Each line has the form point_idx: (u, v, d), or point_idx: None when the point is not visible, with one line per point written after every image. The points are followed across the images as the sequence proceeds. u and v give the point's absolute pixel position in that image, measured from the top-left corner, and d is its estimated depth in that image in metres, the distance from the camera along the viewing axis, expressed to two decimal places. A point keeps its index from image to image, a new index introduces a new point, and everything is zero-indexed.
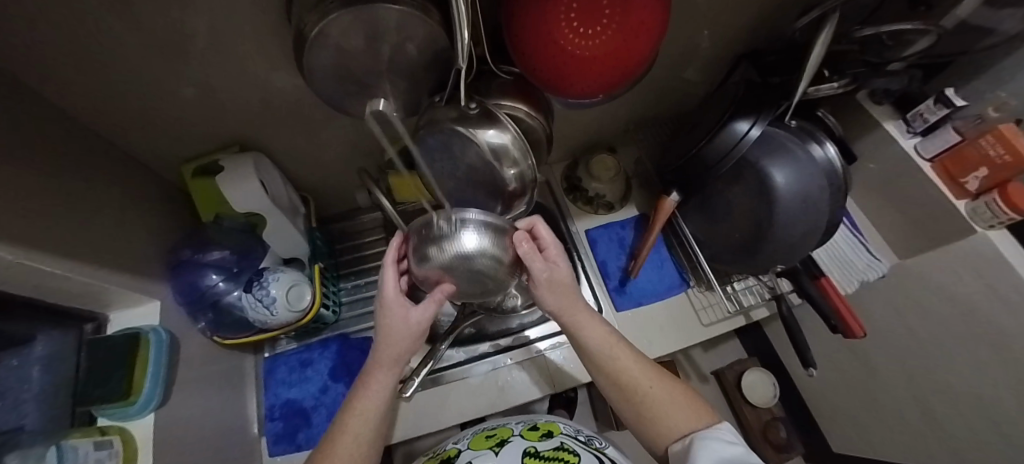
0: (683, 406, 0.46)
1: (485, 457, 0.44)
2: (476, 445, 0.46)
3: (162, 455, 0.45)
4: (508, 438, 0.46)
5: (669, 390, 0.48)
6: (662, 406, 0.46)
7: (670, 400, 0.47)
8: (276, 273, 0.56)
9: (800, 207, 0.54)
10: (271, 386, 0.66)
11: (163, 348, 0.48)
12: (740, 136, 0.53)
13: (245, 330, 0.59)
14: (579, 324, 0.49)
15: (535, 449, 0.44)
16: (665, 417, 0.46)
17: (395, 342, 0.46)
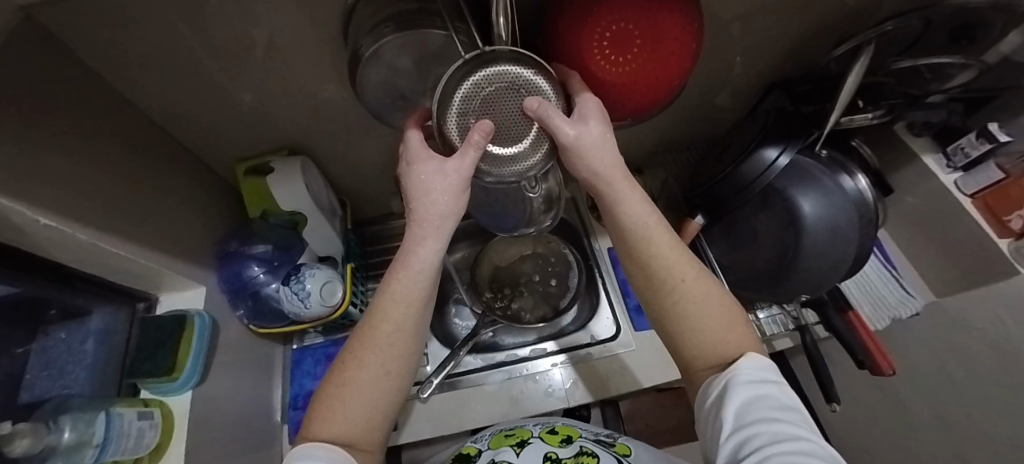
0: (733, 325, 0.39)
1: (507, 455, 0.46)
2: (496, 444, 0.48)
3: (195, 432, 0.48)
4: (527, 439, 0.48)
5: (714, 298, 0.39)
6: (704, 318, 0.38)
7: (715, 312, 0.39)
8: (312, 268, 0.59)
9: (828, 237, 0.54)
10: (296, 377, 0.70)
11: (206, 331, 0.51)
12: (768, 165, 0.53)
13: (279, 321, 0.62)
14: (618, 199, 0.38)
15: (556, 455, 0.45)
16: (706, 331, 0.38)
17: (430, 228, 0.35)
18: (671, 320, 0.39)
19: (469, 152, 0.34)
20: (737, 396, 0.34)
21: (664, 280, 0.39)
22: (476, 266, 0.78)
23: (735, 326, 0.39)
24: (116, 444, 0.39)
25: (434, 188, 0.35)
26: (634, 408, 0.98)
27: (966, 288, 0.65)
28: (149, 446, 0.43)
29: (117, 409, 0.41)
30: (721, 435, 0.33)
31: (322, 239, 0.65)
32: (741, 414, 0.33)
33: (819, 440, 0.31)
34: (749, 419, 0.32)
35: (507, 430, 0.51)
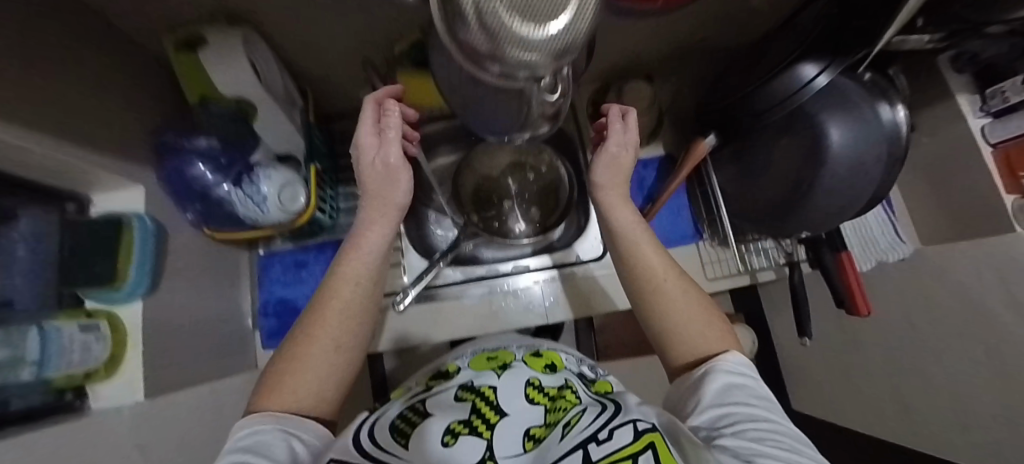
0: (714, 326, 0.42)
1: (487, 377, 0.46)
2: (477, 367, 0.49)
3: (150, 341, 0.45)
4: (509, 363, 0.49)
5: (692, 301, 0.43)
6: (685, 317, 0.42)
7: (692, 311, 0.42)
8: (268, 170, 0.51)
9: (846, 174, 0.48)
10: (265, 283, 0.63)
11: (150, 238, 0.45)
12: (802, 84, 0.46)
13: (236, 226, 0.56)
14: (610, 204, 0.47)
15: (538, 382, 0.44)
16: (682, 328, 0.42)
17: (381, 212, 0.37)
18: (651, 316, 0.44)
19: (387, 129, 0.35)
20: (712, 379, 0.36)
21: (647, 277, 0.44)
22: (458, 175, 0.71)
23: (716, 330, 0.42)
24: (57, 360, 0.35)
25: (383, 167, 0.36)
26: (605, 324, 1.04)
27: (954, 238, 0.64)
28: (98, 360, 0.40)
29: (51, 322, 0.36)
30: (693, 411, 0.36)
31: (281, 134, 0.55)
32: (716, 393, 0.35)
33: (791, 424, 0.33)
34: (724, 400, 0.34)
35: (491, 354, 0.53)
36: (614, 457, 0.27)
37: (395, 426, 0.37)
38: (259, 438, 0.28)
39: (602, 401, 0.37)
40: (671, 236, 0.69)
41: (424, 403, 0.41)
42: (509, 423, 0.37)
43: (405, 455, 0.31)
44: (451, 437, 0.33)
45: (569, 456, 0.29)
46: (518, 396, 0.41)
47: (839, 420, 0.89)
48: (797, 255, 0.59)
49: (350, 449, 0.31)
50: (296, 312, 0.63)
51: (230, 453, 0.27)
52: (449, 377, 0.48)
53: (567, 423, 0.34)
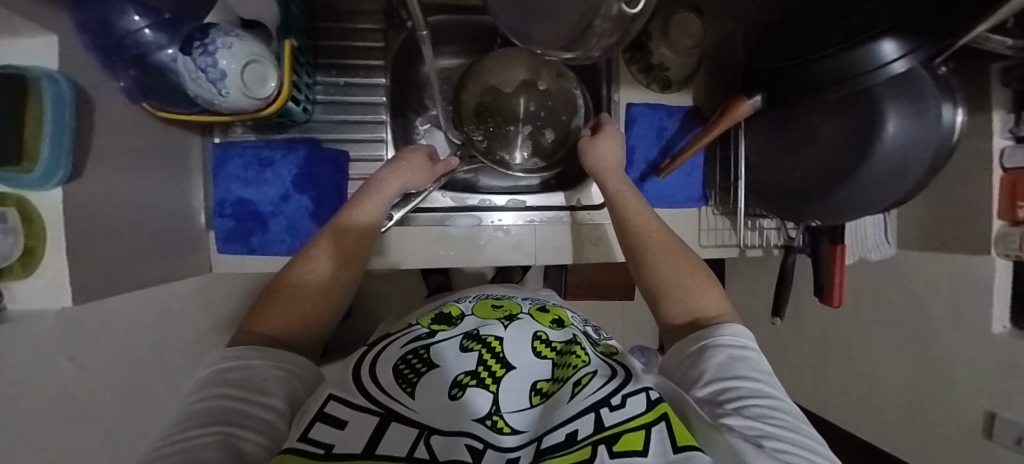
0: (704, 287, 0.44)
1: (494, 328, 0.42)
2: (481, 315, 0.46)
3: (77, 236, 0.37)
4: (517, 315, 0.46)
5: (677, 266, 0.46)
6: (675, 278, 0.45)
7: (681, 273, 0.45)
8: (226, 35, 0.38)
9: (891, 169, 0.45)
10: (221, 179, 0.51)
11: (66, 108, 0.34)
12: (880, 66, 0.39)
13: (186, 105, 0.43)
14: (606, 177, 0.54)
15: (546, 337, 0.42)
16: (669, 289, 0.45)
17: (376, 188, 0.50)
18: (644, 282, 0.47)
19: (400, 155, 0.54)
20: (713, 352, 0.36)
21: (632, 246, 0.49)
22: (461, 83, 0.59)
23: (705, 289, 0.44)
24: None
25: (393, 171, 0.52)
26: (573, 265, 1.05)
27: (923, 248, 0.67)
28: (4, 257, 0.31)
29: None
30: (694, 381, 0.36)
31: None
32: (718, 367, 0.35)
33: (790, 401, 0.33)
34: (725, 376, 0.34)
35: (497, 303, 0.50)
36: (624, 427, 0.27)
37: (398, 368, 0.36)
38: (239, 373, 0.34)
39: (613, 364, 0.36)
40: (677, 198, 0.64)
41: (427, 351, 0.38)
42: (515, 378, 0.36)
43: (413, 406, 0.31)
44: (458, 390, 0.33)
45: (577, 419, 0.27)
46: (526, 350, 0.40)
47: None
48: (798, 238, 0.58)
49: (351, 385, 0.33)
50: (258, 216, 0.53)
51: (215, 387, 0.32)
52: (453, 322, 0.44)
53: (577, 381, 0.32)
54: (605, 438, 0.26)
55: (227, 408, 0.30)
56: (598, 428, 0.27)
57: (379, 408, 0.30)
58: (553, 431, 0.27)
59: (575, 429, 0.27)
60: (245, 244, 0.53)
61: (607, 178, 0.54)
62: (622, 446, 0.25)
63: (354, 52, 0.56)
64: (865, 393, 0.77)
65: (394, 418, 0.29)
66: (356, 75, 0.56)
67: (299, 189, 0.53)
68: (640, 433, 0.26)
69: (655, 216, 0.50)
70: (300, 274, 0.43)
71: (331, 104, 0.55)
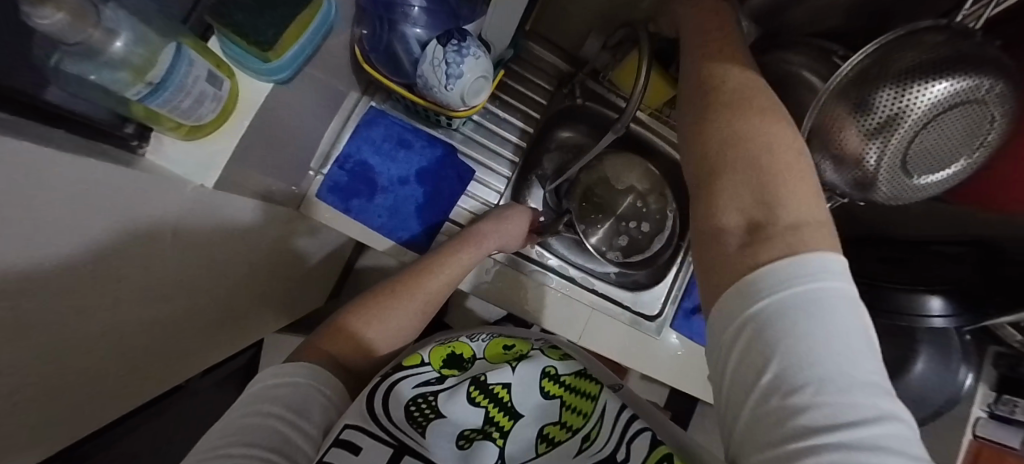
0: (813, 209, 0.22)
1: (501, 369, 0.39)
2: (493, 358, 0.43)
3: (250, 128, 0.37)
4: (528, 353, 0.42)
5: (791, 187, 0.23)
6: (780, 198, 0.22)
7: (801, 196, 0.22)
8: (477, 46, 0.42)
9: (911, 399, 0.53)
10: (359, 136, 0.53)
11: (322, 31, 0.38)
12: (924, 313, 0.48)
13: (398, 78, 0.45)
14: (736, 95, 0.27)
15: (555, 372, 0.39)
16: (750, 190, 0.23)
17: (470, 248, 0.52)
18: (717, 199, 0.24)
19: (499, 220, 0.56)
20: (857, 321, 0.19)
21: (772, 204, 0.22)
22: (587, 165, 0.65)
23: (806, 208, 0.22)
24: (173, 95, 0.28)
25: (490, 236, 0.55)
26: None
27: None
28: (202, 118, 0.33)
29: (187, 50, 0.29)
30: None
31: (502, 23, 0.46)
32: (842, 353, 0.18)
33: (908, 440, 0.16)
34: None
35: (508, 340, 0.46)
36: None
37: (409, 409, 0.34)
38: (282, 390, 0.31)
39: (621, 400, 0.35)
40: None
41: (435, 397, 0.36)
42: (526, 425, 0.34)
43: (424, 446, 0.31)
44: (466, 441, 0.33)
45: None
46: (534, 390, 0.37)
47: None
48: None
49: (366, 414, 0.31)
50: (371, 182, 0.54)
51: (257, 401, 0.29)
52: (464, 367, 0.41)
53: (588, 433, 0.32)
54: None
55: (269, 423, 0.27)
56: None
57: (392, 439, 0.30)
58: None
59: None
60: (344, 202, 0.53)
61: (759, 104, 0.26)
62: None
63: (518, 94, 0.61)
64: None
65: (407, 453, 0.30)
66: (510, 114, 0.61)
67: (418, 179, 0.55)
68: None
69: (826, 203, 0.23)
70: (381, 313, 0.44)
71: (480, 126, 0.60)
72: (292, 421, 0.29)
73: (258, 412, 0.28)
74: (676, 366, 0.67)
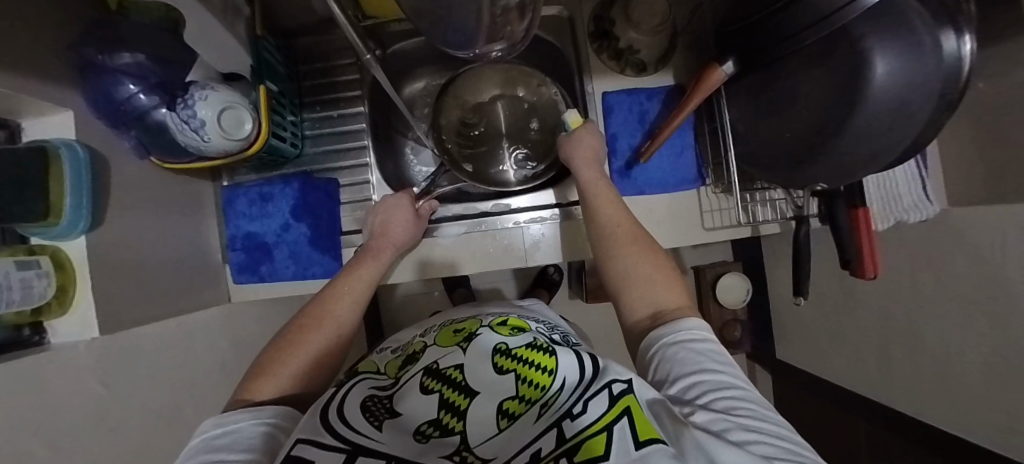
0: (664, 278, 0.45)
1: (454, 356, 0.41)
2: (444, 342, 0.45)
3: (102, 274, 0.43)
4: (476, 332, 0.44)
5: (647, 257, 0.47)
6: (641, 271, 0.46)
7: (653, 266, 0.46)
8: (204, 89, 0.42)
9: (888, 116, 0.41)
10: (230, 217, 0.57)
11: (83, 168, 0.41)
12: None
13: (185, 157, 0.49)
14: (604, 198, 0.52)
15: (506, 347, 0.40)
16: (638, 279, 0.46)
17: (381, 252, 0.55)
18: (618, 288, 0.47)
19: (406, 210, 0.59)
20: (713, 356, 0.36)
21: (641, 278, 0.45)
22: (440, 101, 0.63)
23: (668, 280, 0.45)
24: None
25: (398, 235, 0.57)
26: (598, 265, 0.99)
27: (984, 204, 0.58)
28: (44, 296, 0.38)
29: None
30: (663, 379, 0.36)
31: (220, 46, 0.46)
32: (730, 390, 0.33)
33: (741, 393, 0.33)
34: (693, 365, 0.35)
35: (458, 326, 0.48)
36: (586, 434, 0.27)
37: (365, 409, 0.35)
38: (223, 438, 0.34)
39: (581, 362, 0.35)
40: (669, 180, 0.61)
41: (391, 398, 0.37)
42: (483, 401, 0.34)
43: (378, 441, 0.30)
44: (422, 435, 0.32)
45: (540, 438, 0.28)
46: (487, 369, 0.37)
47: (820, 369, 0.96)
48: (807, 209, 0.52)
49: (318, 425, 0.31)
50: (264, 246, 0.57)
51: (205, 452, 0.33)
52: (416, 358, 0.43)
53: (545, 402, 0.32)
54: (567, 450, 0.26)
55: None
56: (561, 441, 0.27)
57: (342, 444, 0.29)
58: (519, 453, 0.28)
59: (540, 448, 0.27)
60: (255, 273, 0.57)
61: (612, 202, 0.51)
62: (587, 453, 0.26)
63: (337, 85, 0.60)
64: (941, 376, 0.68)
65: (361, 453, 0.28)
66: (342, 108, 0.60)
67: (296, 218, 0.56)
68: (602, 435, 0.27)
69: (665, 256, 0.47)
70: (302, 336, 0.46)
71: (319, 136, 0.59)
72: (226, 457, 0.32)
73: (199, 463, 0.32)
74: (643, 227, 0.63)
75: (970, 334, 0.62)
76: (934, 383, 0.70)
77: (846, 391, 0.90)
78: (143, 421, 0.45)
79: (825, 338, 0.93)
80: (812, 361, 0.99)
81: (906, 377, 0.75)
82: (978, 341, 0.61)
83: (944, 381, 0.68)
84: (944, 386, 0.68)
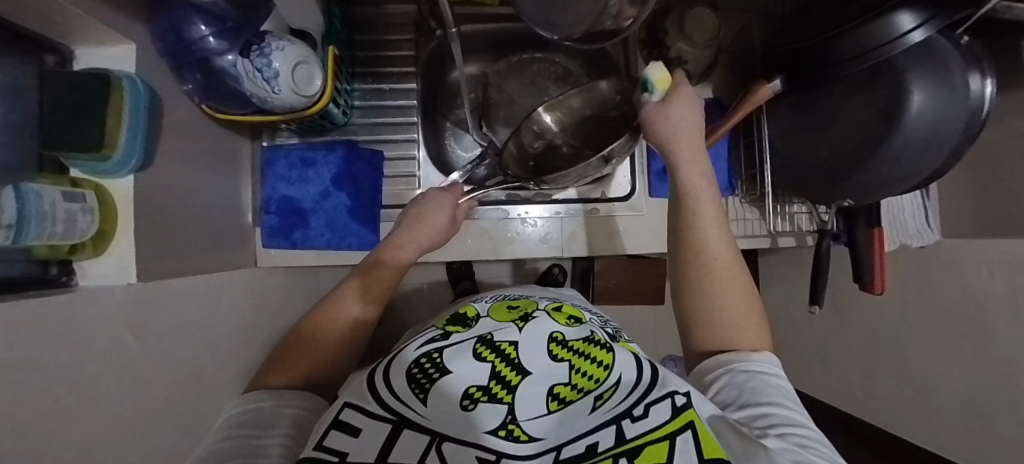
0: (749, 318, 0.45)
1: (508, 331, 0.40)
2: (497, 316, 0.45)
3: (146, 217, 0.41)
4: (533, 314, 0.45)
5: (734, 296, 0.45)
6: (729, 313, 0.45)
7: (740, 313, 0.45)
8: (280, 40, 0.43)
9: (919, 144, 0.45)
10: (268, 179, 0.55)
11: (143, 104, 0.40)
12: (896, 35, 0.39)
13: (242, 107, 0.48)
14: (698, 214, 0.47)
15: (562, 338, 0.39)
16: (726, 320, 0.45)
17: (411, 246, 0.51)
18: (694, 319, 0.46)
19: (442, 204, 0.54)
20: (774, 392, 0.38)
21: (726, 324, 0.45)
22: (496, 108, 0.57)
23: (751, 320, 0.45)
24: (40, 228, 0.31)
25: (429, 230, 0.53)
26: (607, 268, 1.01)
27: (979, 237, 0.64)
28: (84, 234, 0.35)
29: (27, 184, 0.31)
30: (729, 400, 0.39)
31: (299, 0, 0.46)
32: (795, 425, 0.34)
33: (808, 430, 0.34)
34: (764, 397, 0.37)
35: (512, 303, 0.50)
36: (647, 437, 0.27)
37: (412, 374, 0.34)
38: (249, 415, 0.34)
39: (638, 365, 0.36)
40: None
41: (441, 354, 0.36)
42: (534, 383, 0.34)
43: (425, 414, 0.30)
44: (470, 401, 0.32)
45: (597, 432, 0.29)
46: (542, 352, 0.37)
47: (804, 384, 1.02)
48: (830, 223, 0.55)
49: (366, 392, 0.31)
50: (300, 213, 0.56)
51: (229, 426, 0.32)
52: (468, 325, 0.43)
53: (599, 395, 0.32)
54: (627, 451, 0.26)
55: (238, 441, 0.31)
56: (620, 441, 0.27)
57: (390, 414, 0.29)
58: (573, 444, 0.28)
59: (597, 441, 0.28)
60: (288, 239, 0.56)
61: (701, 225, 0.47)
62: (647, 457, 0.26)
63: (392, 59, 0.60)
64: (922, 394, 0.73)
65: (407, 426, 0.29)
66: (395, 81, 0.60)
67: (337, 187, 0.55)
68: (665, 442, 0.27)
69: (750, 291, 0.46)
70: (323, 326, 0.44)
71: (369, 107, 0.59)
72: (260, 435, 0.32)
73: (232, 435, 0.31)
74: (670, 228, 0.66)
75: (951, 355, 0.68)
76: (913, 400, 0.75)
77: (829, 407, 0.95)
78: (172, 377, 0.43)
79: (811, 355, 0.98)
80: (796, 376, 1.05)
81: (886, 394, 0.80)
82: (958, 362, 0.67)
83: (922, 398, 0.74)
84: (922, 402, 0.74)
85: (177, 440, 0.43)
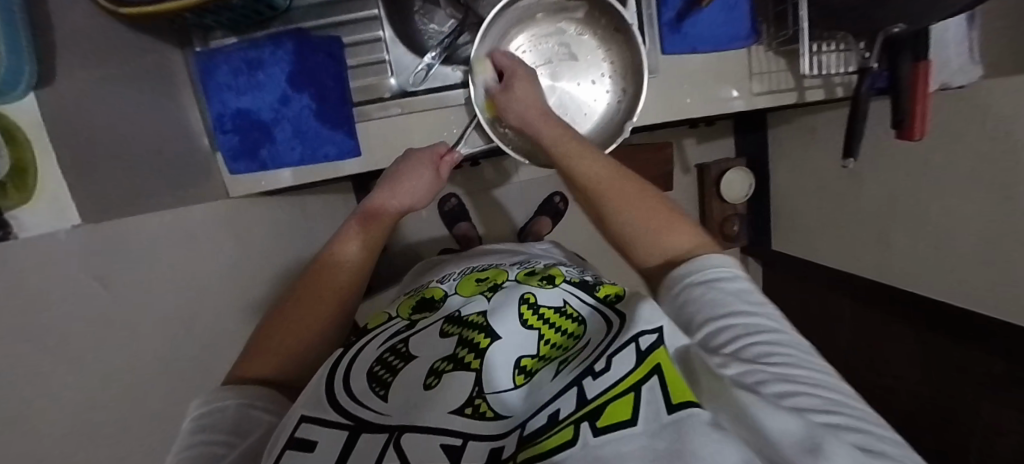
0: (673, 229, 0.40)
1: (476, 305, 0.38)
2: (464, 292, 0.43)
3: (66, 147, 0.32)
4: (501, 284, 0.42)
5: (644, 209, 0.41)
6: (641, 226, 0.40)
7: (655, 222, 0.40)
8: None
9: None
10: (212, 90, 0.45)
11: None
12: None
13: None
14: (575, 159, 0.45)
15: (533, 299, 0.37)
16: (642, 233, 0.40)
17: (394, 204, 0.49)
18: (621, 244, 0.42)
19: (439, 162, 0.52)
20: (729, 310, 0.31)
21: (635, 235, 0.40)
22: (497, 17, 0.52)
23: (678, 231, 0.39)
24: None
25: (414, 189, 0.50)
26: None
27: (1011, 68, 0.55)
28: None
29: None
30: (692, 317, 0.32)
31: None
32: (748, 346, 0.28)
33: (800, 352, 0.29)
34: (727, 308, 0.31)
35: (481, 276, 0.47)
36: (608, 395, 0.21)
37: (372, 371, 0.31)
38: (215, 416, 0.29)
39: (611, 315, 0.32)
40: (720, 39, 0.56)
41: (406, 344, 0.34)
42: (503, 351, 0.30)
43: (384, 410, 0.26)
44: (434, 380, 0.28)
45: (560, 397, 0.24)
46: (511, 319, 0.34)
47: (815, 256, 1.01)
48: (875, 58, 0.47)
49: (325, 397, 0.27)
50: (261, 126, 0.48)
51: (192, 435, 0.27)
52: (435, 308, 0.41)
53: (570, 356, 0.29)
54: (587, 414, 0.21)
55: (206, 451, 0.26)
56: (582, 402, 0.22)
57: (347, 419, 0.25)
58: (535, 414, 0.23)
59: (558, 408, 0.22)
60: (255, 159, 0.50)
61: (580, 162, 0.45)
62: (608, 419, 0.20)
63: None
64: (934, 246, 0.71)
65: (365, 429, 0.24)
66: None
67: (296, 88, 0.47)
68: (629, 396, 0.21)
69: (672, 209, 0.41)
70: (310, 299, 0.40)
71: None
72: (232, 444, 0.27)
73: (199, 440, 0.27)
74: (688, 92, 0.59)
75: (966, 203, 0.64)
76: (923, 254, 0.74)
77: (837, 274, 0.95)
78: (152, 322, 0.39)
79: (824, 225, 0.96)
80: (806, 250, 1.04)
81: (897, 251, 0.79)
82: (971, 209, 0.64)
83: (932, 250, 0.72)
84: (931, 255, 0.72)
85: (169, 378, 0.41)
